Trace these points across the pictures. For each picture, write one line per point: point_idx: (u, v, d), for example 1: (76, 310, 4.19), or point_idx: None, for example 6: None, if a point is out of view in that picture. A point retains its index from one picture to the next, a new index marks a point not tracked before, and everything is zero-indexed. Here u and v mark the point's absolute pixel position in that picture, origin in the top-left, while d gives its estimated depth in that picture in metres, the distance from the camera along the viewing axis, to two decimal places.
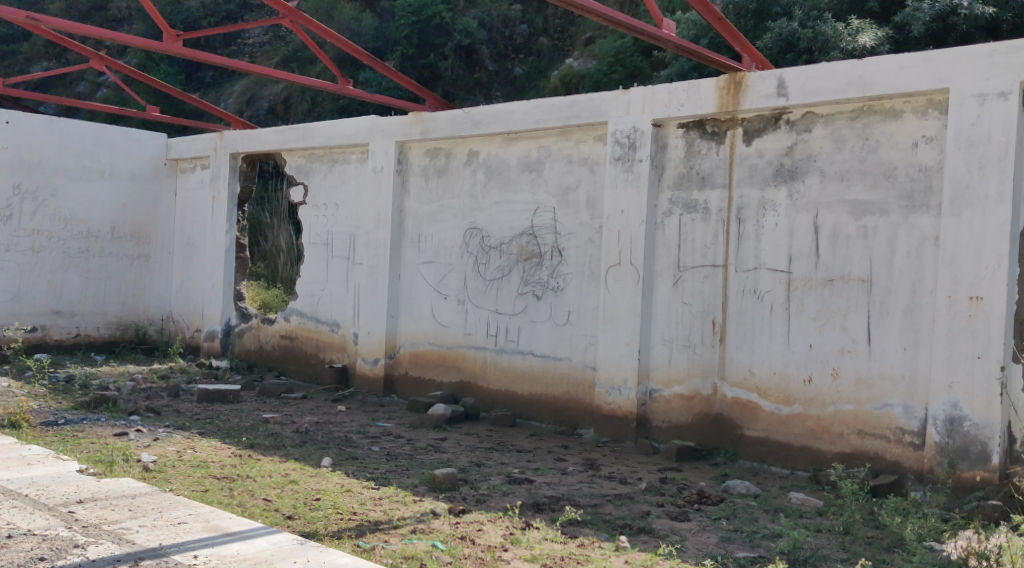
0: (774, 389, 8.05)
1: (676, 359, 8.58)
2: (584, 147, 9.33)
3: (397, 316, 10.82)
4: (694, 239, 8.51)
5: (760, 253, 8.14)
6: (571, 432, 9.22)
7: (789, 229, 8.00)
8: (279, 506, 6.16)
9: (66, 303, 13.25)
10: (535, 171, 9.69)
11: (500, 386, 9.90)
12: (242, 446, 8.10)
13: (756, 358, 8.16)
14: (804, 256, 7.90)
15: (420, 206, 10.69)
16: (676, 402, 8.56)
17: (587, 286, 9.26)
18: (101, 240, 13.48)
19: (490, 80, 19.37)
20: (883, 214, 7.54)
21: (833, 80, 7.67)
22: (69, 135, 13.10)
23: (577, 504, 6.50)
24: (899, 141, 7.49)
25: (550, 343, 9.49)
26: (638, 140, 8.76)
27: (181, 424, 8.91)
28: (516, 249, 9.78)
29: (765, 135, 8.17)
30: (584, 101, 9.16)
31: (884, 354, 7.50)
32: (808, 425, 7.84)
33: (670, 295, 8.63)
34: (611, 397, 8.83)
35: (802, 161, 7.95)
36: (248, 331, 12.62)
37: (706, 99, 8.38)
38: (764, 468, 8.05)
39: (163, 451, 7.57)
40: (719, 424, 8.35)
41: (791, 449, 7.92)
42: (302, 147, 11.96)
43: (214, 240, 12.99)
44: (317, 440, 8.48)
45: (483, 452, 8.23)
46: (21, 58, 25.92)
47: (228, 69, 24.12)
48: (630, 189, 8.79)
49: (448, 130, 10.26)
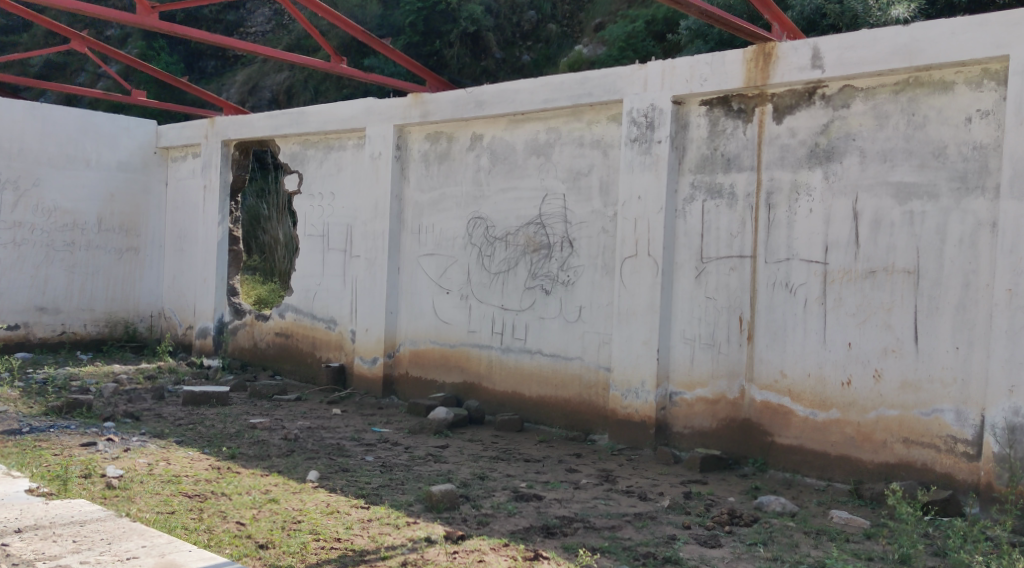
0: (808, 392, 7.28)
1: (699, 360, 7.81)
2: (597, 128, 8.57)
3: (396, 313, 10.08)
4: (718, 228, 7.74)
5: (793, 242, 7.38)
6: (584, 438, 8.47)
7: (825, 215, 7.23)
8: (252, 531, 5.45)
9: (51, 299, 12.54)
10: (543, 154, 8.93)
11: (506, 387, 9.15)
12: (223, 457, 7.35)
13: (787, 359, 7.40)
14: (842, 246, 7.14)
15: (420, 195, 9.94)
16: (699, 406, 7.81)
17: (600, 279, 8.49)
18: (88, 232, 12.76)
19: (497, 68, 18.53)
20: (932, 197, 6.76)
21: (875, 48, 6.88)
22: (53, 123, 12.39)
23: (592, 527, 5.75)
24: (950, 116, 6.71)
25: (561, 342, 8.73)
26: (656, 119, 8.00)
27: (158, 432, 8.18)
28: (523, 239, 9.03)
29: (798, 112, 7.40)
30: (597, 78, 8.39)
31: (934, 355, 6.73)
32: (847, 432, 7.08)
33: (692, 290, 7.87)
34: (627, 400, 8.09)
35: (840, 140, 7.18)
36: (241, 328, 11.89)
37: (732, 73, 7.62)
38: (798, 480, 7.28)
39: (132, 464, 6.84)
40: (747, 431, 7.59)
41: (827, 458, 7.17)
42: (296, 133, 11.20)
43: (206, 232, 12.25)
44: (305, 449, 7.74)
45: (487, 461, 7.49)
46: (20, 49, 25.29)
47: (229, 59, 23.31)
48: (647, 173, 8.04)
49: (450, 112, 9.52)
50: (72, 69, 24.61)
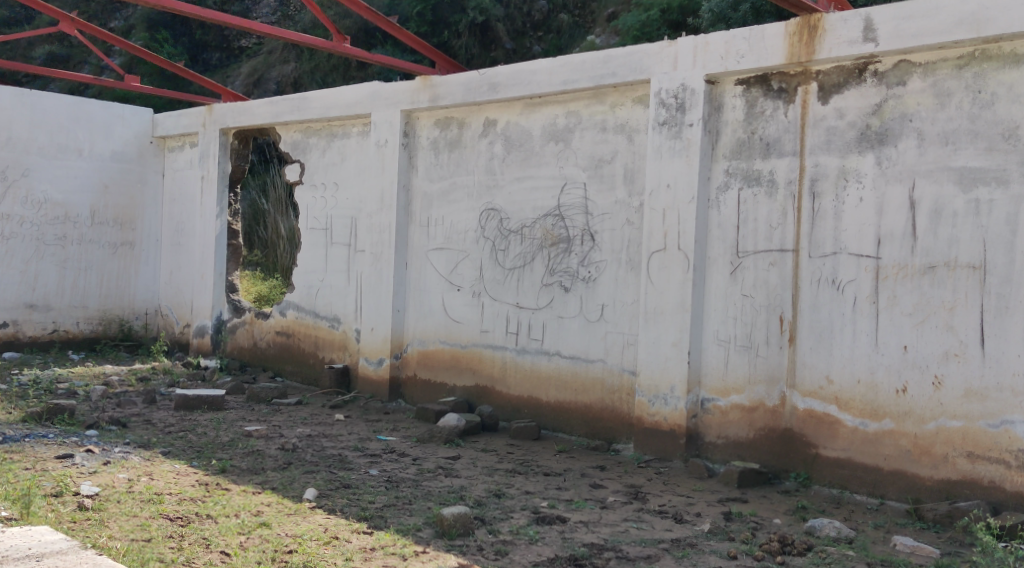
0: (857, 401, 6.59)
1: (734, 364, 7.12)
2: (621, 112, 7.87)
3: (404, 311, 9.40)
4: (756, 219, 7.06)
5: (840, 234, 6.69)
6: (607, 448, 7.78)
7: (877, 205, 6.54)
8: (239, 563, 4.86)
9: (41, 296, 11.88)
10: (562, 141, 8.24)
11: (521, 392, 8.46)
12: (212, 471, 6.67)
13: (834, 363, 6.71)
14: (897, 238, 6.44)
15: (429, 184, 9.25)
16: (734, 415, 7.12)
17: (624, 275, 7.80)
18: (80, 226, 12.10)
19: (508, 60, 17.64)
20: (1001, 183, 6.07)
21: (937, 18, 6.19)
22: (43, 111, 11.74)
23: (626, 558, 5.16)
24: (1022, 93, 6.02)
25: (581, 344, 8.05)
26: (687, 100, 7.31)
27: (144, 441, 7.52)
28: (540, 232, 8.35)
29: (847, 91, 6.70)
30: (622, 56, 7.70)
31: (1003, 360, 6.04)
32: (902, 445, 6.40)
33: (727, 287, 7.18)
34: (654, 407, 7.41)
35: (895, 121, 6.49)
36: (241, 327, 11.21)
37: (774, 49, 6.91)
38: (846, 497, 6.59)
39: (109, 480, 6.19)
40: (789, 442, 6.90)
41: (879, 474, 6.49)
42: (297, 121, 10.51)
43: (204, 226, 11.58)
44: (303, 461, 7.06)
45: (504, 476, 6.82)
46: (23, 41, 24.67)
47: (234, 50, 22.51)
48: (678, 159, 7.35)
49: (461, 96, 8.83)
50: (75, 61, 23.97)
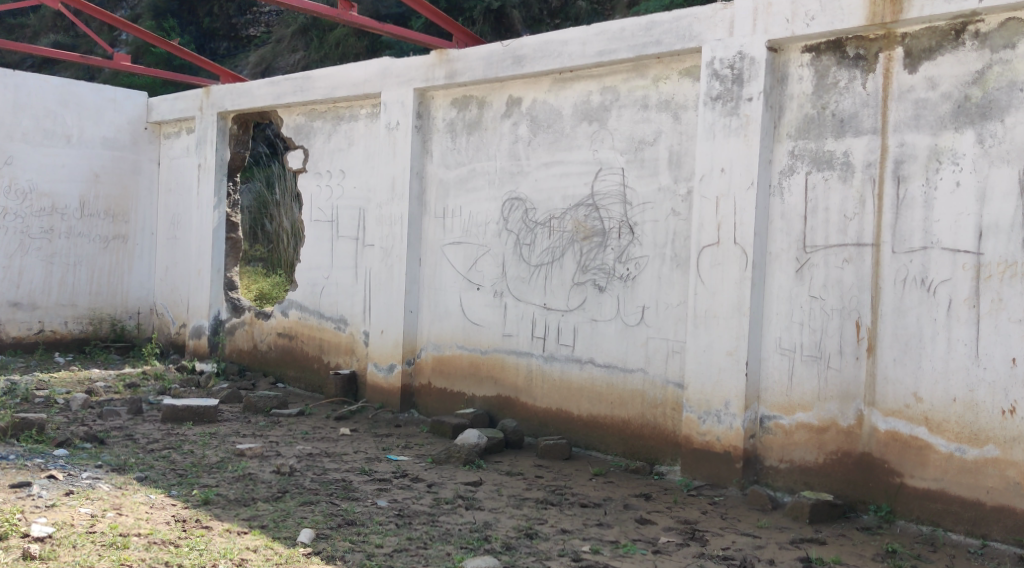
0: (953, 423, 5.58)
1: (800, 376, 6.11)
2: (666, 86, 6.85)
3: (417, 312, 8.41)
4: (828, 208, 6.04)
5: (931, 226, 5.68)
6: (648, 471, 6.79)
7: (978, 191, 5.54)
8: None
9: (26, 293, 10.90)
10: (597, 121, 7.23)
11: (549, 404, 7.47)
12: (192, 503, 5.68)
13: (924, 378, 5.70)
14: (1003, 230, 5.45)
15: (445, 171, 8.25)
16: (801, 436, 6.11)
17: (669, 273, 6.80)
18: (68, 218, 11.11)
19: None
20: None
21: None
22: (27, 94, 10.74)
23: None
24: None
25: (618, 350, 7.05)
26: (746, 71, 6.29)
27: (120, 463, 6.55)
28: (571, 224, 7.35)
29: (941, 57, 5.70)
30: (668, 22, 6.68)
31: None
32: (1009, 476, 5.40)
33: (792, 288, 6.17)
34: (705, 426, 6.40)
35: (1001, 91, 5.50)
36: (240, 327, 10.22)
37: (851, 9, 5.89)
38: (940, 536, 5.59)
39: (69, 517, 5.24)
40: (867, 469, 5.89)
41: (980, 509, 5.50)
42: (301, 102, 9.50)
43: (200, 218, 10.61)
44: (300, 489, 6.07)
45: (535, 508, 5.85)
46: (28, 32, 23.73)
47: (242, 39, 21.60)
48: (734, 139, 6.33)
49: (481, 72, 7.83)
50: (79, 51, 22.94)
